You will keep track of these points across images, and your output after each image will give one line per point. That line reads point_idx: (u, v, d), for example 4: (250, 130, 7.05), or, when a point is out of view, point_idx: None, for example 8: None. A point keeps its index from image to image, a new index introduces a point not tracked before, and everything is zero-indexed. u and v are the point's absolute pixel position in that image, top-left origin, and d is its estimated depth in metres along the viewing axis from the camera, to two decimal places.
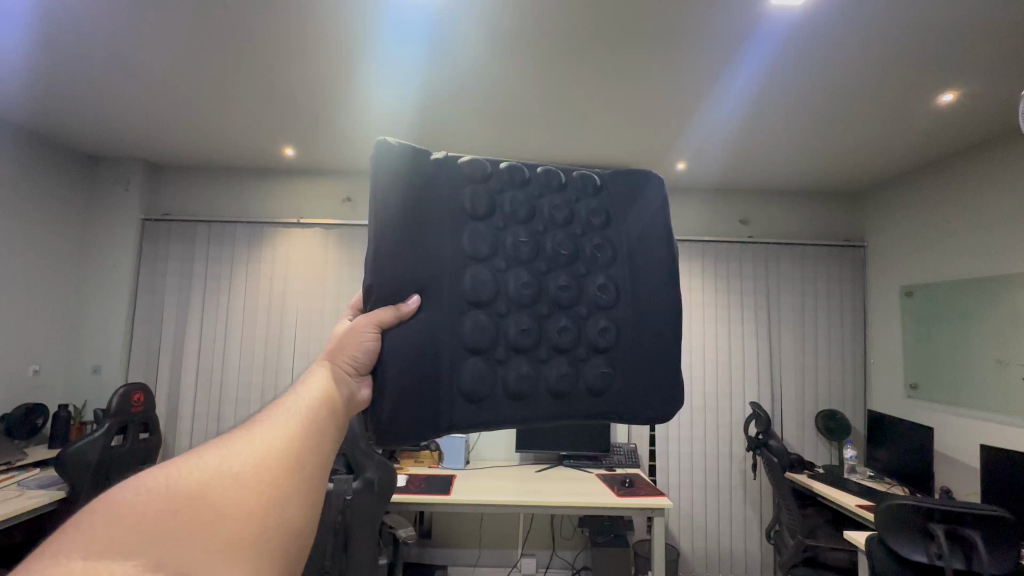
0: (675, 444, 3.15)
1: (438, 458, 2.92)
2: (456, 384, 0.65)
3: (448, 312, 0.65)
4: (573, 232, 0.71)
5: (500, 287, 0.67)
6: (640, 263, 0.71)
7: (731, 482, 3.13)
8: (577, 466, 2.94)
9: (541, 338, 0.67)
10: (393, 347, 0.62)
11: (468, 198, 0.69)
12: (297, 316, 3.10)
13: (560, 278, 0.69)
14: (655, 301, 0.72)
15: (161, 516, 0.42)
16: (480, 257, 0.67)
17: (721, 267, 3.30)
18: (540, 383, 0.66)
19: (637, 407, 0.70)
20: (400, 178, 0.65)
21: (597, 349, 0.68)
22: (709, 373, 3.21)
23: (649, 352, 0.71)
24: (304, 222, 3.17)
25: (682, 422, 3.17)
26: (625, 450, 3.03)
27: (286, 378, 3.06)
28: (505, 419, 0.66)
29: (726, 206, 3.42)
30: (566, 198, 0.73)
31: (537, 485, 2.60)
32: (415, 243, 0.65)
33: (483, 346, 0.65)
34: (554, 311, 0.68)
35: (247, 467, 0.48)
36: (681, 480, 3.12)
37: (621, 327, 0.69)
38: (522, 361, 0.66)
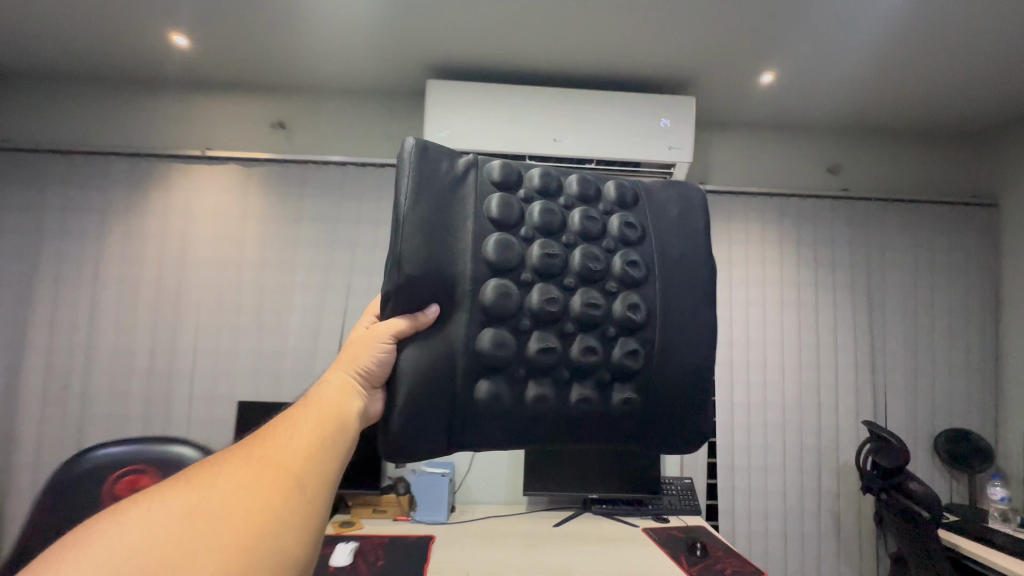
0: (744, 477, 2.24)
1: (407, 506, 1.96)
2: (468, 417, 0.56)
3: (462, 329, 0.55)
4: (618, 240, 0.62)
5: (523, 303, 0.57)
6: (695, 283, 0.62)
7: (821, 530, 2.25)
8: (613, 515, 2.00)
9: (568, 367, 0.57)
10: (409, 369, 0.55)
11: (494, 202, 0.59)
12: (200, 297, 2.09)
13: (599, 295, 0.60)
14: (707, 328, 0.62)
15: (145, 543, 0.39)
16: (502, 266, 0.57)
17: (805, 233, 2.39)
18: (556, 416, 0.58)
19: (657, 444, 0.62)
20: (426, 168, 0.57)
21: (633, 382, 0.59)
22: (790, 377, 2.31)
23: (690, 388, 0.61)
24: (212, 156, 2.15)
25: (754, 447, 2.26)
26: (679, 490, 2.11)
27: (182, 387, 2.05)
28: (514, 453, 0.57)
29: (809, 149, 2.50)
30: (608, 202, 0.64)
31: (562, 555, 1.66)
32: (431, 248, 0.56)
33: (501, 371, 0.56)
34: (586, 334, 0.58)
35: (243, 483, 0.43)
36: (751, 527, 2.22)
37: (664, 357, 0.60)
38: (544, 393, 0.57)
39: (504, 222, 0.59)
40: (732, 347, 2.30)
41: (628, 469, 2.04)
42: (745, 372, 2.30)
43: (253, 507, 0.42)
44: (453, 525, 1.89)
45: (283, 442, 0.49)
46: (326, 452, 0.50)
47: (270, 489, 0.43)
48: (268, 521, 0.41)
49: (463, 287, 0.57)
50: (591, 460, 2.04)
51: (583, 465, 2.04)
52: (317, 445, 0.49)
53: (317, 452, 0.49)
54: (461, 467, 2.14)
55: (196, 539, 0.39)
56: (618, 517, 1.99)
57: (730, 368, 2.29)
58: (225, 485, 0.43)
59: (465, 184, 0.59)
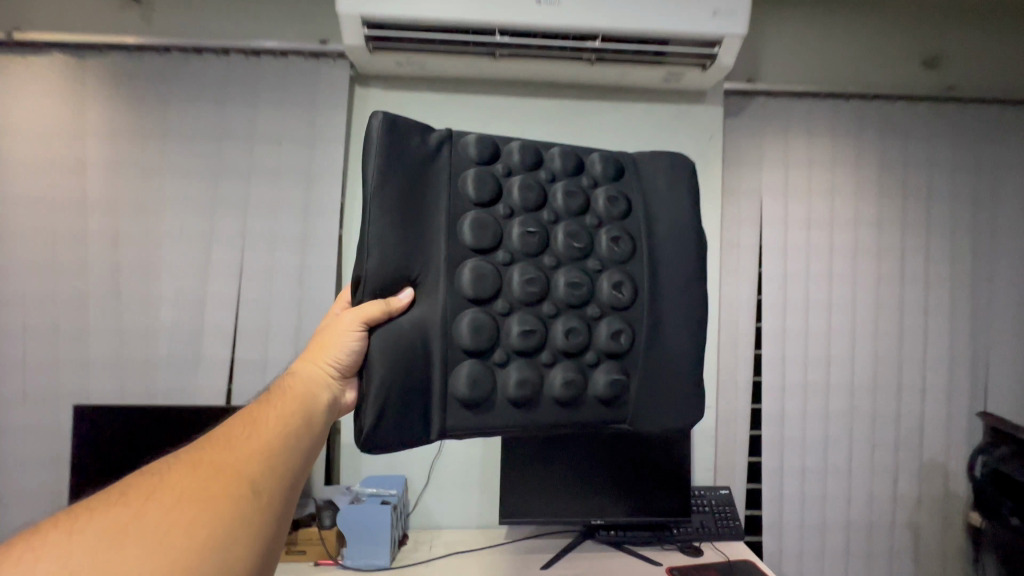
0: (796, 482, 1.68)
1: (336, 544, 1.37)
2: (453, 385, 0.76)
3: (446, 310, 0.76)
4: (584, 223, 0.84)
5: (503, 286, 0.79)
6: (652, 265, 0.85)
7: (895, 547, 1.71)
8: (624, 547, 1.44)
9: (546, 342, 0.79)
10: (383, 347, 0.74)
11: (472, 192, 0.80)
12: (26, 253, 1.44)
13: (570, 278, 0.81)
14: (667, 304, 0.85)
15: (107, 527, 0.50)
16: (485, 254, 0.79)
17: (890, 150, 1.72)
18: (544, 391, 0.78)
19: (640, 408, 0.81)
20: (409, 165, 0.77)
21: (605, 353, 0.80)
22: (864, 350, 1.70)
23: (660, 357, 0.83)
24: (26, 42, 1.44)
25: (811, 442, 1.69)
26: (712, 507, 1.54)
27: (13, 382, 1.44)
28: (504, 423, 0.76)
29: (898, 32, 1.79)
30: (575, 187, 0.87)
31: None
32: (414, 240, 0.78)
33: (479, 348, 0.77)
34: (562, 312, 0.80)
35: (194, 479, 0.56)
36: (803, 546, 1.68)
37: (632, 328, 0.82)
38: (521, 364, 0.77)
39: (482, 209, 0.82)
40: (788, 311, 1.68)
41: (646, 485, 1.46)
42: (804, 343, 1.69)
43: (205, 497, 0.55)
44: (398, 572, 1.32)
45: (237, 440, 0.62)
46: (279, 447, 0.64)
47: (208, 487, 0.55)
48: (216, 509, 0.54)
49: (446, 270, 0.78)
50: (595, 473, 1.45)
51: (584, 481, 1.45)
52: (273, 443, 0.63)
53: (261, 444, 0.63)
54: (416, 482, 1.56)
55: (154, 524, 0.51)
56: (631, 550, 1.43)
57: (783, 338, 1.68)
58: (179, 484, 0.55)
59: (438, 166, 0.81)
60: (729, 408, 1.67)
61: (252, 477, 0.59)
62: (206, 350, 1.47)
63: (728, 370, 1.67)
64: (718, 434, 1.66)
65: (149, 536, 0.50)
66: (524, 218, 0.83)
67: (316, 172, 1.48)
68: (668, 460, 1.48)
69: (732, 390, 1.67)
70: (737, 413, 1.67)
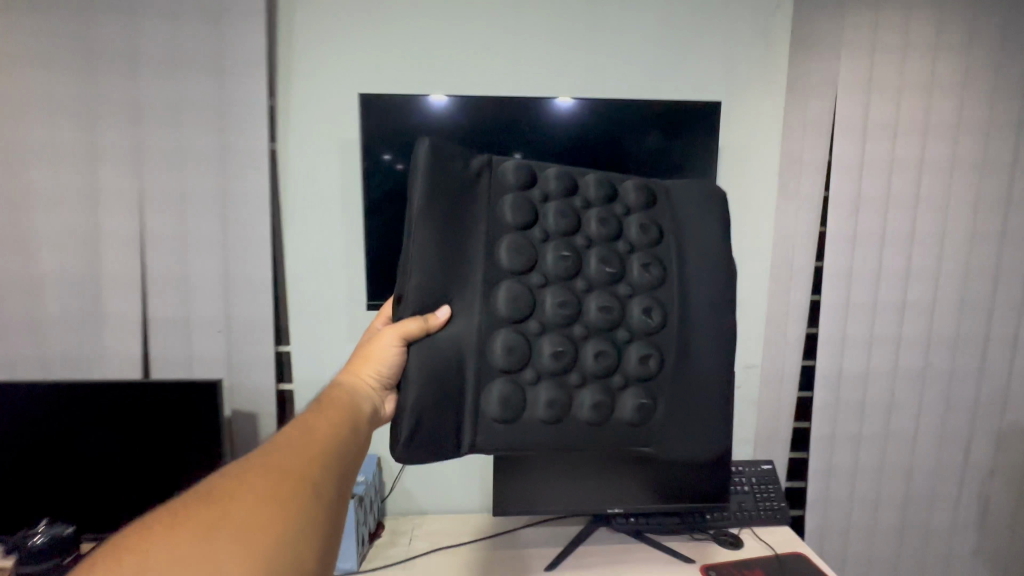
0: (851, 452, 1.40)
1: None
2: (482, 408, 0.61)
3: (476, 324, 0.61)
4: (621, 246, 0.65)
5: (535, 308, 0.62)
6: (698, 292, 0.65)
7: (960, 522, 1.45)
8: (646, 537, 1.18)
9: (574, 364, 0.62)
10: (423, 361, 0.59)
11: (510, 210, 0.62)
12: None
13: (601, 299, 0.63)
14: (710, 330, 0.65)
15: (178, 537, 0.41)
16: (517, 273, 0.62)
17: (1009, 29, 1.28)
18: (572, 416, 0.61)
19: (670, 441, 0.63)
20: (444, 178, 0.60)
21: (633, 378, 0.63)
22: (947, 293, 1.36)
23: (696, 386, 0.64)
24: None
25: (872, 406, 1.38)
26: (752, 486, 1.27)
27: None
28: (534, 439, 0.61)
29: None
30: (613, 212, 0.66)
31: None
32: (445, 256, 0.60)
33: (513, 368, 0.61)
34: (591, 333, 0.63)
35: (264, 480, 0.47)
36: (852, 522, 1.42)
37: (666, 353, 0.63)
38: (552, 384, 0.61)
39: (516, 232, 0.63)
40: (856, 245, 1.32)
41: (678, 466, 1.16)
42: (873, 285, 1.34)
43: (279, 498, 0.46)
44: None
45: (295, 440, 0.53)
46: (339, 449, 0.55)
47: (280, 488, 0.46)
48: (293, 510, 0.45)
49: (474, 295, 0.61)
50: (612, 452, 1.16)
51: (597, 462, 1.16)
52: (331, 444, 0.55)
53: (340, 457, 0.54)
54: (391, 461, 1.27)
55: (233, 528, 0.42)
56: (655, 542, 1.17)
57: (849, 280, 1.33)
58: (248, 486, 0.46)
59: (476, 198, 0.62)
60: (775, 366, 1.35)
61: (319, 477, 0.50)
62: (107, 307, 1.14)
63: (777, 321, 1.33)
64: (759, 398, 1.36)
65: (229, 542, 0.41)
66: (558, 240, 0.64)
67: (228, 61, 1.09)
68: None
69: (780, 345, 1.34)
70: (784, 373, 1.35)
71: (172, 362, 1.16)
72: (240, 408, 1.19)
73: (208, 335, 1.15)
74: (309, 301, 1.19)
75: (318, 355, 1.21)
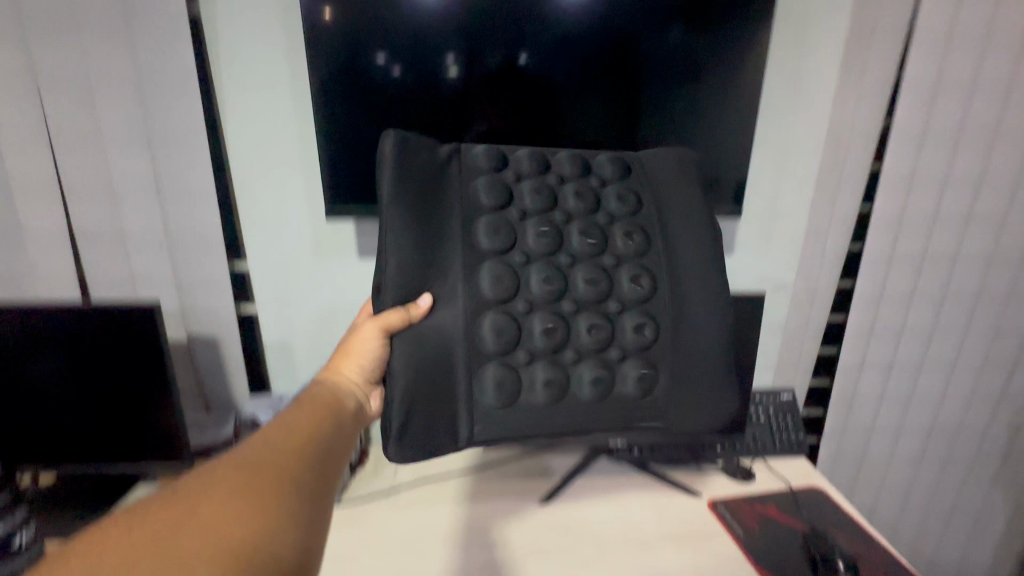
0: (880, 380, 1.26)
1: None
2: (473, 397, 0.58)
3: (460, 310, 0.58)
4: (600, 219, 0.63)
5: (522, 288, 0.60)
6: (681, 252, 0.63)
7: (988, 451, 1.35)
8: (650, 469, 1.08)
9: (566, 340, 0.60)
10: (410, 354, 0.57)
11: (484, 192, 0.61)
12: None
13: (586, 271, 0.61)
14: (702, 294, 0.62)
15: (143, 533, 0.36)
16: (499, 252, 0.60)
17: None
18: (570, 394, 0.59)
19: (673, 411, 0.61)
20: (416, 170, 0.59)
21: (630, 349, 0.61)
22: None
23: (695, 352, 0.62)
24: None
25: (912, 332, 1.22)
26: (769, 417, 1.15)
27: None
28: (531, 425, 0.59)
29: None
30: (588, 186, 0.65)
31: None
32: (425, 242, 0.58)
33: (503, 350, 0.59)
34: (581, 307, 0.61)
35: (240, 471, 0.42)
36: (869, 452, 1.33)
37: (658, 321, 0.61)
38: (547, 363, 0.59)
39: (492, 212, 0.61)
40: (925, 142, 1.07)
41: None
42: (937, 192, 1.11)
43: (259, 487, 0.41)
44: (345, 511, 0.98)
45: (274, 434, 0.48)
46: (324, 439, 0.51)
47: (259, 479, 0.42)
48: (273, 500, 0.41)
49: (461, 278, 0.59)
50: None
51: None
52: (314, 435, 0.51)
53: (323, 448, 0.50)
54: None
55: (205, 520, 0.37)
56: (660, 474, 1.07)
57: (909, 185, 1.10)
58: (224, 477, 0.41)
59: (448, 179, 0.61)
60: (807, 287, 1.17)
61: (303, 468, 0.46)
62: (24, 221, 0.96)
63: (816, 235, 1.13)
64: (783, 322, 1.20)
65: (201, 536, 0.36)
66: (537, 217, 0.62)
67: None
68: None
69: (815, 263, 1.15)
70: (816, 294, 1.18)
71: (109, 280, 1.01)
72: (196, 331, 1.05)
73: (147, 249, 0.99)
74: (262, 210, 1.00)
75: (278, 273, 1.05)
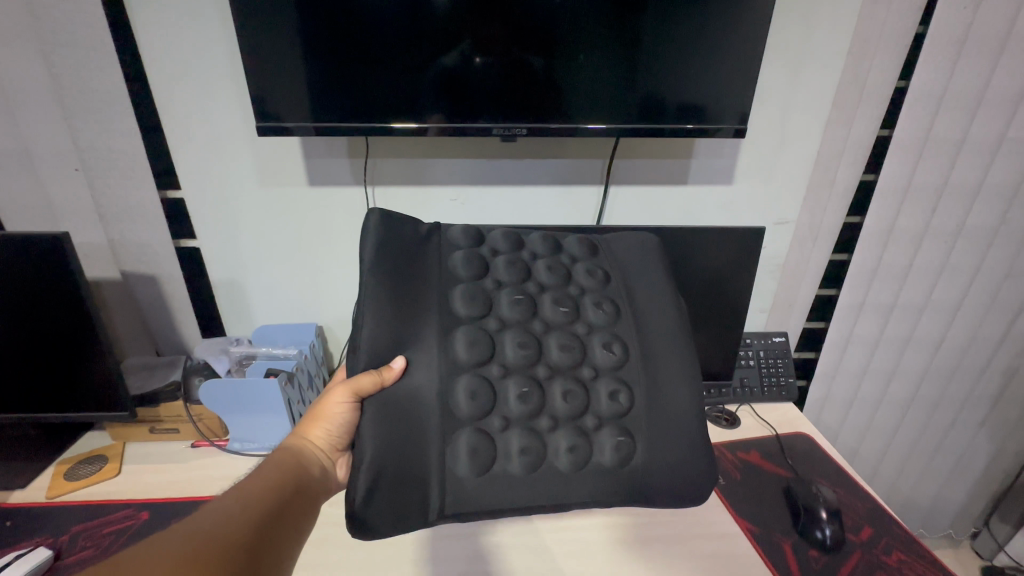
0: (878, 323, 1.19)
1: (218, 422, 0.94)
2: (444, 468, 0.49)
3: (429, 373, 0.51)
4: (574, 292, 0.59)
5: (494, 353, 0.54)
6: (654, 322, 0.57)
7: (981, 395, 1.31)
8: None
9: (542, 409, 0.52)
10: (381, 422, 0.49)
11: (459, 264, 0.57)
12: None
13: (561, 338, 0.55)
14: (680, 365, 0.56)
15: None
16: (472, 317, 0.54)
17: None
18: (545, 468, 0.51)
19: (658, 487, 0.53)
20: (396, 241, 0.56)
21: (609, 420, 0.53)
22: None
23: (678, 422, 0.54)
24: None
25: (919, 272, 1.13)
26: (759, 360, 1.08)
27: None
28: (503, 503, 0.49)
29: None
30: (562, 260, 0.61)
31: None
32: (400, 313, 0.53)
33: (475, 420, 0.51)
34: (558, 374, 0.54)
35: (188, 548, 0.42)
36: (858, 395, 1.29)
37: (636, 388, 0.54)
38: (522, 432, 0.51)
39: (467, 280, 0.56)
40: (964, 51, 0.92)
41: None
42: (968, 113, 0.97)
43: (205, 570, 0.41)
44: None
45: (231, 504, 0.48)
46: (282, 512, 0.51)
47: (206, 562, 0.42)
48: None
49: (429, 344, 0.52)
50: None
51: None
52: (273, 506, 0.50)
53: (282, 522, 0.50)
54: (336, 330, 1.06)
55: None
56: None
57: (938, 104, 0.96)
58: (170, 556, 0.41)
59: (428, 250, 0.57)
60: (810, 221, 1.06)
61: (255, 546, 0.46)
62: None
63: (826, 162, 1.01)
64: (782, 261, 1.11)
65: None
66: (510, 288, 0.58)
67: None
68: (709, 304, 0.95)
69: (823, 195, 1.04)
70: (820, 230, 1.07)
71: (23, 208, 0.89)
72: (132, 267, 0.95)
73: (61, 172, 0.87)
74: (191, 127, 0.86)
75: (217, 203, 0.92)
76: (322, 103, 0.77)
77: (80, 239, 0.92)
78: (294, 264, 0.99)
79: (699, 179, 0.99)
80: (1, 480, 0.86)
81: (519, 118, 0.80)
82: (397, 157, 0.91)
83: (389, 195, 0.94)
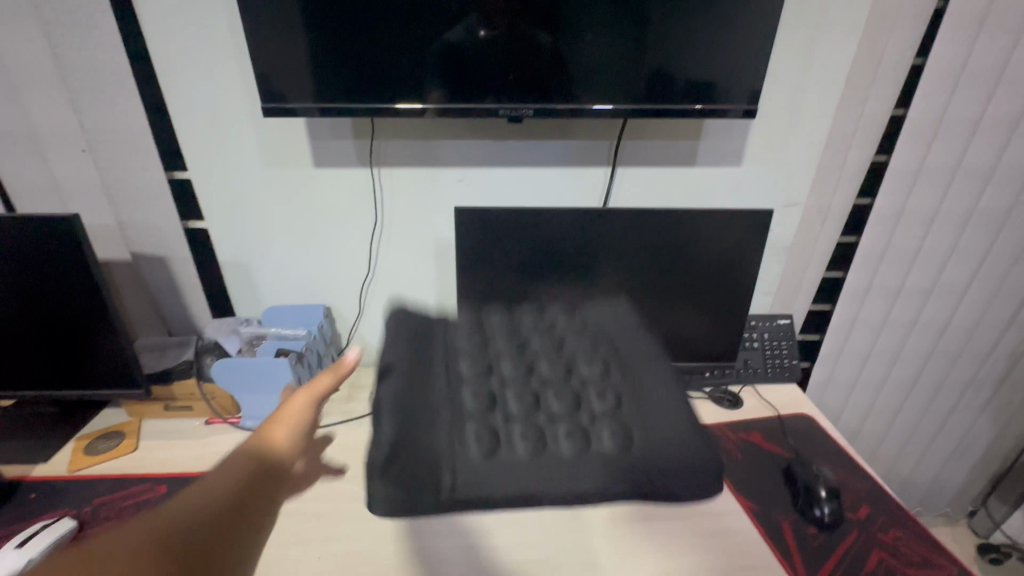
0: (884, 306, 1.19)
1: (230, 400, 0.96)
2: (377, 431, 0.36)
3: (385, 348, 0.41)
4: (551, 321, 0.51)
5: (455, 341, 0.43)
6: (629, 348, 0.49)
7: (985, 378, 1.31)
8: None
9: (503, 396, 0.39)
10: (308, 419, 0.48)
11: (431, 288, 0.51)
12: None
13: (535, 343, 0.46)
14: (664, 382, 0.45)
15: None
16: (437, 318, 0.46)
17: None
18: (509, 459, 0.36)
19: (664, 469, 0.37)
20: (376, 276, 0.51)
21: (594, 417, 0.39)
22: None
23: (680, 427, 0.39)
24: None
25: (928, 255, 1.12)
26: (763, 342, 1.09)
27: None
28: (460, 468, 0.35)
29: None
30: (546, 313, 0.53)
31: (517, 550, 0.73)
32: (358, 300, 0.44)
33: (423, 387, 0.38)
34: (531, 368, 0.42)
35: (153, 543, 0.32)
36: (862, 378, 1.29)
37: (624, 392, 0.42)
38: (477, 409, 0.38)
39: (436, 311, 0.47)
40: (984, 27, 0.89)
41: (673, 322, 0.98)
42: (986, 92, 0.95)
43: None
44: None
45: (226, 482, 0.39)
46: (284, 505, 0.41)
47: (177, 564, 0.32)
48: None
49: (388, 330, 0.43)
50: None
51: None
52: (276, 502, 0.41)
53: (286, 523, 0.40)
54: (344, 311, 1.07)
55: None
56: None
57: (955, 83, 0.94)
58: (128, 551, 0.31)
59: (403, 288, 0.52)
60: (819, 204, 1.05)
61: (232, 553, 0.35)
62: None
63: (837, 144, 0.99)
64: (790, 244, 1.10)
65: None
66: (486, 318, 0.50)
67: None
68: (714, 287, 0.95)
69: (833, 177, 1.02)
70: (829, 213, 1.06)
71: (33, 190, 0.90)
72: (142, 248, 0.96)
73: (68, 153, 0.87)
74: (196, 108, 0.86)
75: (224, 185, 0.92)
76: (326, 84, 0.76)
77: (90, 220, 0.93)
78: (302, 247, 0.99)
79: (707, 161, 0.98)
80: (24, 454, 0.90)
81: (525, 99, 0.79)
82: (403, 139, 0.91)
83: (395, 177, 0.94)
